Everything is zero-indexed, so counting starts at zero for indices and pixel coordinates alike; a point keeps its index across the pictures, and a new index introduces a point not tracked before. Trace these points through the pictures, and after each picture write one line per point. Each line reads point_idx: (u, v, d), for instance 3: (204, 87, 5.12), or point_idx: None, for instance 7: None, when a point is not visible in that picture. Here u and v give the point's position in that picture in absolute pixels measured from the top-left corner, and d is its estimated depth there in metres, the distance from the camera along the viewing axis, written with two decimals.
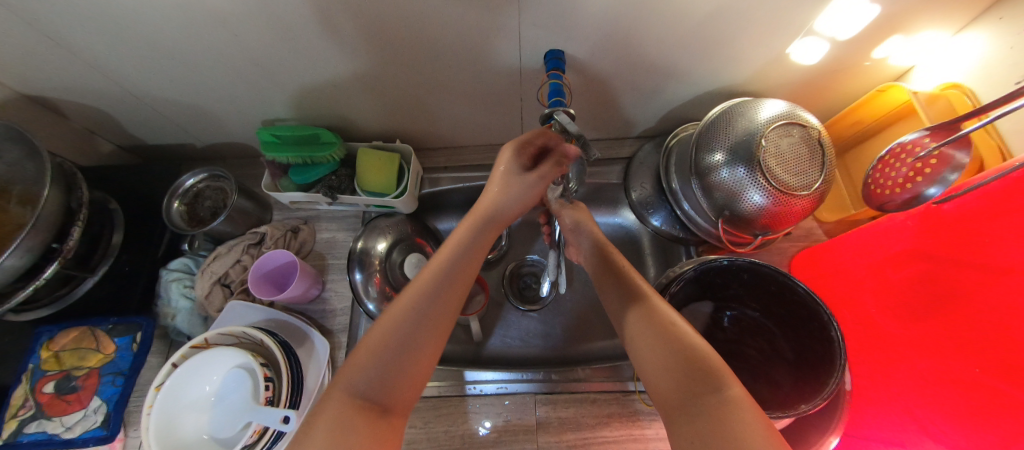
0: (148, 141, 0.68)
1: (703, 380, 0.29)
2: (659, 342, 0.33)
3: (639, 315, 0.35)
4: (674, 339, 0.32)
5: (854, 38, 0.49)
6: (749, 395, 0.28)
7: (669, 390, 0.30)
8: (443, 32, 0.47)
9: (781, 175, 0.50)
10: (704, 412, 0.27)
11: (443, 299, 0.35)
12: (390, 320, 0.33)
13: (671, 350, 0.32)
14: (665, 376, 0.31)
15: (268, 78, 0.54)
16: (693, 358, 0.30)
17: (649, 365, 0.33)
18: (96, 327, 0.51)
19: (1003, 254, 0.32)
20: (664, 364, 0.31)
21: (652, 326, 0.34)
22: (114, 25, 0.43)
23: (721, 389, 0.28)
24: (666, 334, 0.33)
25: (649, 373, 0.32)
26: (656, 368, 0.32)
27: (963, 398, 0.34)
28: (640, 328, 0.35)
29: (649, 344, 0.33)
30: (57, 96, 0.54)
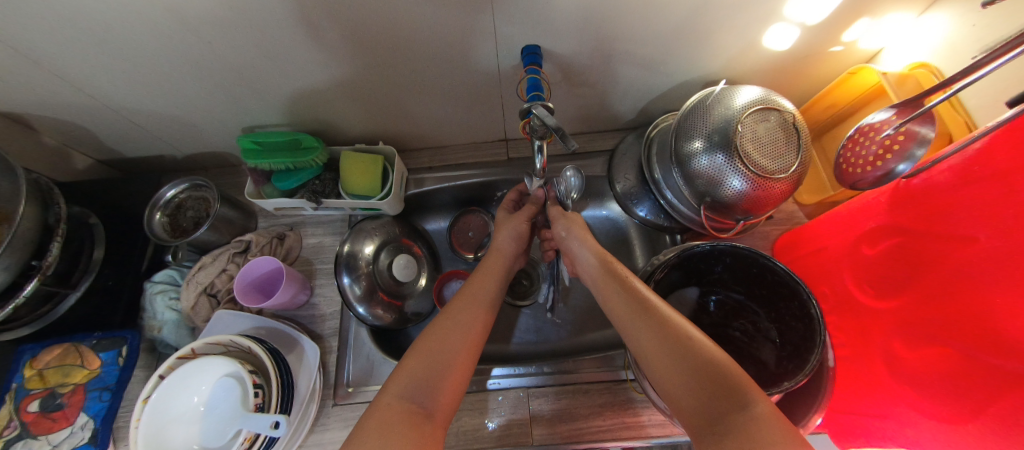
0: (127, 153, 0.67)
1: (732, 399, 0.30)
2: (679, 360, 0.34)
3: (655, 331, 0.37)
4: (695, 357, 0.34)
5: (821, 24, 0.50)
6: (775, 410, 0.29)
7: (695, 408, 0.32)
8: (419, 32, 0.47)
9: (759, 159, 0.51)
10: (731, 429, 0.29)
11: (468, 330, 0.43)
12: (428, 345, 0.41)
13: (693, 368, 0.33)
14: (689, 394, 0.33)
15: (245, 85, 0.54)
16: (719, 376, 0.32)
17: (671, 381, 0.34)
18: (80, 343, 0.51)
19: (968, 225, 0.33)
20: (687, 381, 0.33)
21: (670, 342, 0.36)
22: (84, 38, 0.43)
23: (748, 407, 0.29)
24: (686, 351, 0.35)
25: (672, 389, 0.34)
26: (681, 385, 0.33)
27: (934, 365, 0.35)
28: (656, 345, 0.37)
29: (670, 362, 0.35)
30: (30, 112, 0.54)
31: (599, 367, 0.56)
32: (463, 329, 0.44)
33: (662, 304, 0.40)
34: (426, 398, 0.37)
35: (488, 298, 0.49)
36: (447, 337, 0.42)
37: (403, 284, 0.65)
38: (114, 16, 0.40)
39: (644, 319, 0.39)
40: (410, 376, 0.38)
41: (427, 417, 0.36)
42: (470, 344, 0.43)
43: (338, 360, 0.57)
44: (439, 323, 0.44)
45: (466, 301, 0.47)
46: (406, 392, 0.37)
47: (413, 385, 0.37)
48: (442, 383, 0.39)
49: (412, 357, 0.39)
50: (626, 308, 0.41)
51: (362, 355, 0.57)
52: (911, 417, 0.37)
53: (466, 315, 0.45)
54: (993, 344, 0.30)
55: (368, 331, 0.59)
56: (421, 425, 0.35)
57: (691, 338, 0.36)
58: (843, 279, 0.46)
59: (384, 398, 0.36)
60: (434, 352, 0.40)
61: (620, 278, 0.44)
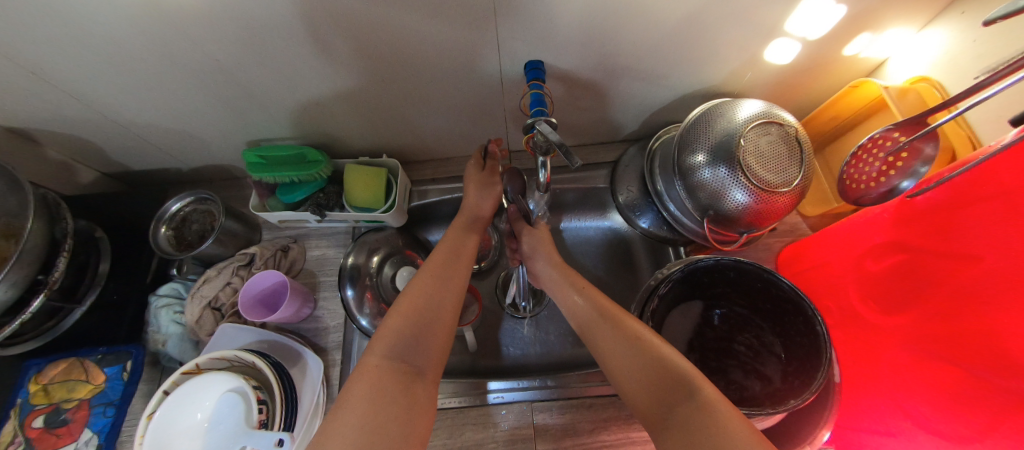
0: (133, 167, 0.67)
1: (680, 391, 0.32)
2: (631, 359, 0.36)
3: (611, 335, 0.39)
4: (645, 354, 0.36)
5: (822, 38, 0.51)
6: (720, 394, 0.31)
7: (651, 406, 0.34)
8: (423, 47, 0.47)
9: (762, 173, 0.51)
10: (684, 422, 0.30)
11: (447, 288, 0.44)
12: (408, 304, 0.41)
13: (644, 366, 0.35)
14: (643, 392, 0.35)
15: (252, 99, 0.54)
16: (666, 371, 0.34)
17: (628, 379, 0.36)
18: (84, 358, 0.51)
19: (972, 243, 0.33)
20: (642, 379, 0.35)
21: (624, 342, 0.38)
22: (93, 54, 0.43)
23: (694, 395, 0.31)
24: (636, 350, 0.37)
25: (630, 387, 0.36)
26: (637, 383, 0.35)
27: (939, 385, 0.35)
28: (613, 347, 0.38)
29: (626, 362, 0.37)
30: (38, 128, 0.54)
31: (602, 381, 0.55)
32: (446, 286, 0.44)
33: (615, 306, 0.42)
34: (416, 356, 0.38)
35: (467, 253, 0.49)
36: (432, 297, 0.42)
37: None
38: (123, 32, 0.41)
39: (602, 326, 0.40)
40: (396, 335, 0.38)
41: (418, 376, 0.36)
42: (455, 293, 0.44)
43: (342, 374, 0.57)
44: (420, 281, 0.43)
45: (444, 254, 0.47)
46: (393, 353, 0.37)
47: (398, 345, 0.37)
48: (427, 342, 0.39)
49: (395, 315, 0.39)
50: (588, 318, 0.43)
51: None
52: (920, 436, 0.36)
53: (447, 275, 0.45)
54: (999, 366, 0.30)
55: None
56: (412, 384, 0.35)
57: (642, 336, 0.37)
58: (849, 294, 0.46)
59: (369, 359, 0.36)
60: (421, 310, 0.40)
61: (585, 290, 0.46)
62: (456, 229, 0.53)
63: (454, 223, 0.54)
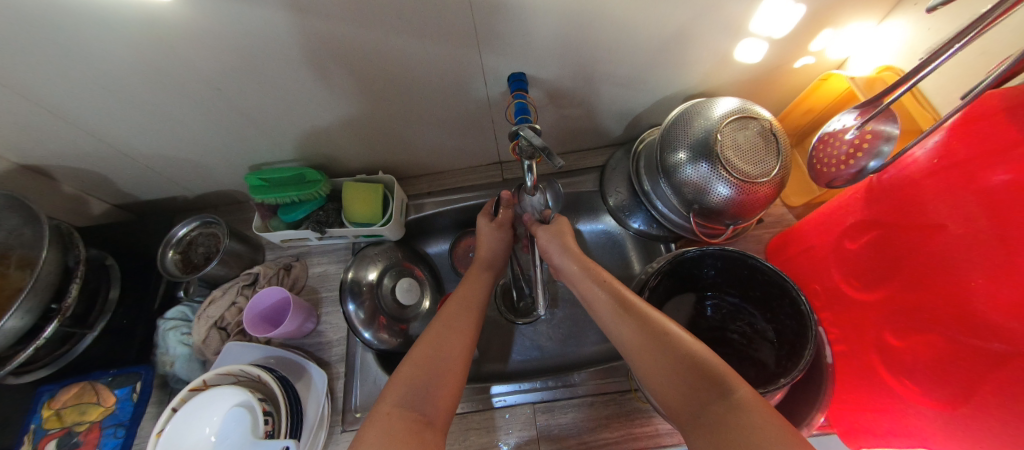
0: (142, 197, 0.71)
1: (711, 389, 0.32)
2: (660, 355, 0.36)
3: (636, 328, 0.39)
4: (676, 351, 0.35)
5: (786, 37, 0.54)
6: (754, 393, 0.31)
7: (683, 405, 0.33)
8: (410, 67, 0.51)
9: (741, 166, 0.53)
10: (718, 422, 0.30)
11: (452, 339, 0.45)
12: (418, 355, 0.42)
13: (677, 363, 0.35)
14: (674, 389, 0.34)
15: (253, 126, 0.58)
16: (699, 368, 0.33)
17: (658, 377, 0.35)
18: (96, 381, 0.52)
19: (939, 213, 0.35)
20: (672, 376, 0.34)
21: (650, 338, 0.37)
22: (106, 90, 0.47)
23: (729, 394, 0.31)
24: (665, 346, 0.36)
25: (658, 385, 0.35)
26: (667, 380, 0.35)
27: (923, 354, 0.36)
28: (638, 343, 0.38)
29: (654, 360, 0.36)
30: (54, 164, 0.58)
31: (603, 379, 0.56)
32: (452, 336, 0.45)
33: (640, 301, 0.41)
34: (425, 405, 0.38)
35: (478, 306, 0.51)
36: (443, 347, 0.43)
37: (407, 308, 0.67)
38: (131, 67, 0.44)
39: (625, 317, 0.40)
40: (407, 383, 0.39)
41: (427, 425, 0.36)
42: (462, 348, 0.44)
43: (346, 386, 0.57)
44: (432, 332, 0.45)
45: (456, 307, 0.49)
46: (405, 401, 0.38)
47: (410, 393, 0.38)
48: (437, 390, 0.39)
49: (407, 364, 0.41)
50: (608, 310, 0.42)
51: (369, 380, 0.58)
52: (910, 406, 0.37)
53: (455, 323, 0.47)
54: (973, 327, 0.32)
55: (374, 356, 0.60)
56: (422, 433, 0.35)
57: (670, 332, 0.37)
58: (832, 274, 0.47)
59: (382, 408, 0.37)
60: (430, 359, 0.41)
61: (605, 281, 0.45)
62: (473, 278, 0.56)
63: (468, 272, 0.58)
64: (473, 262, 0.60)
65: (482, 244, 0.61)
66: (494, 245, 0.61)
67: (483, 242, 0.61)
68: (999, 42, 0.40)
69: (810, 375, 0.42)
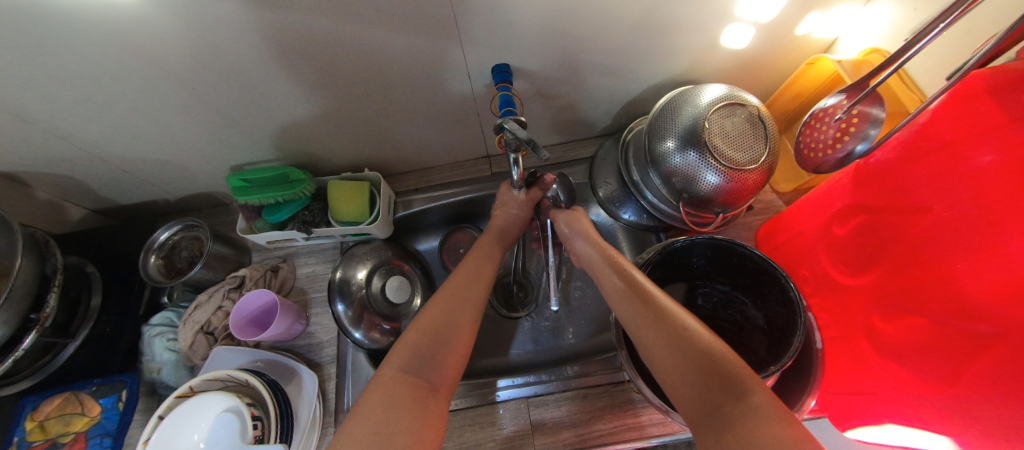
0: (121, 201, 0.69)
1: (726, 390, 0.31)
2: (675, 350, 0.34)
3: (651, 320, 0.38)
4: (693, 348, 0.34)
5: (773, 21, 0.53)
6: (773, 399, 0.29)
7: (694, 403, 0.32)
8: (391, 61, 0.49)
9: (729, 153, 0.52)
10: (731, 424, 0.28)
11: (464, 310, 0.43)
12: (425, 322, 0.41)
13: (691, 358, 0.33)
14: (686, 385, 0.33)
15: (231, 126, 0.56)
16: (716, 367, 0.32)
17: (671, 371, 0.34)
18: (79, 391, 0.51)
19: (925, 196, 0.34)
20: (686, 372, 0.33)
21: (667, 332, 0.36)
22: (72, 93, 0.45)
23: (746, 398, 0.29)
24: (682, 341, 0.35)
25: (670, 379, 0.34)
26: (680, 375, 0.33)
27: (915, 338, 0.36)
28: (654, 336, 0.37)
29: (667, 353, 0.35)
30: (25, 170, 0.56)
31: (596, 371, 0.56)
32: (462, 303, 0.44)
33: (660, 295, 0.40)
34: (429, 370, 0.37)
35: (488, 273, 0.51)
36: (453, 316, 0.42)
37: (398, 306, 0.66)
38: (98, 69, 0.43)
39: (640, 307, 0.39)
40: (413, 349, 0.38)
41: (432, 392, 0.36)
42: (469, 318, 0.43)
43: (337, 387, 0.57)
44: (441, 300, 0.44)
45: (466, 277, 0.48)
46: (409, 367, 0.37)
47: (414, 360, 0.38)
48: (443, 358, 0.39)
49: (413, 331, 0.40)
50: (623, 301, 0.41)
51: (361, 381, 0.57)
52: (899, 388, 0.37)
53: (469, 293, 0.46)
54: (962, 310, 0.32)
55: (366, 355, 0.59)
56: (425, 400, 0.35)
57: (688, 327, 0.36)
58: (819, 259, 0.47)
59: (385, 371, 0.37)
60: (438, 327, 0.41)
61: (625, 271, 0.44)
62: (485, 247, 0.55)
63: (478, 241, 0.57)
64: (485, 231, 0.59)
65: (499, 216, 0.60)
66: (512, 218, 0.60)
67: (500, 214, 0.60)
68: (984, 21, 0.39)
69: (797, 364, 0.42)
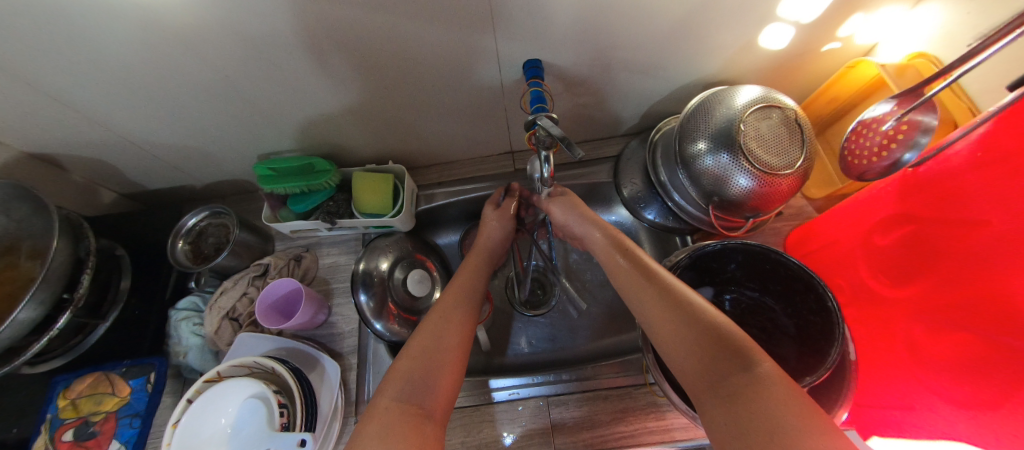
0: (149, 186, 0.70)
1: (732, 361, 0.31)
2: (681, 325, 0.35)
3: (659, 298, 0.38)
4: (699, 323, 0.34)
5: (815, 21, 0.51)
6: (780, 370, 0.29)
7: (700, 375, 0.32)
8: (423, 53, 0.49)
9: (764, 157, 0.51)
10: (737, 392, 0.28)
11: (449, 332, 0.43)
12: (413, 349, 0.41)
13: (698, 332, 0.33)
14: (692, 358, 0.33)
15: (262, 115, 0.56)
16: (722, 340, 0.32)
17: (676, 346, 0.35)
18: (110, 371, 0.52)
19: (983, 208, 0.33)
20: (692, 346, 0.33)
21: (673, 308, 0.36)
22: (111, 78, 0.46)
23: (752, 368, 0.29)
24: (688, 317, 0.35)
25: (675, 353, 0.34)
26: (685, 349, 0.34)
27: (962, 354, 0.34)
28: (660, 313, 0.37)
29: (675, 329, 0.35)
30: (60, 152, 0.57)
31: (617, 372, 0.56)
32: (450, 327, 0.44)
33: (667, 274, 0.40)
34: (424, 397, 0.37)
35: (476, 298, 0.50)
36: (440, 340, 0.42)
37: (418, 299, 0.66)
38: (136, 54, 0.43)
39: (648, 287, 0.39)
40: (405, 377, 0.38)
41: (427, 417, 0.35)
42: (458, 343, 0.43)
43: (358, 377, 0.57)
44: (429, 324, 0.44)
45: (454, 300, 0.48)
46: (403, 394, 0.36)
47: (409, 386, 0.37)
48: (436, 382, 0.38)
49: (406, 357, 0.39)
50: (631, 282, 0.42)
51: (382, 372, 0.57)
52: (940, 406, 0.36)
53: (453, 315, 0.46)
54: (1017, 328, 0.30)
55: (386, 347, 0.59)
56: (421, 425, 0.34)
57: (695, 304, 0.36)
58: (858, 270, 0.46)
59: (379, 402, 0.36)
60: (428, 352, 0.40)
61: (631, 254, 0.44)
62: (469, 267, 0.55)
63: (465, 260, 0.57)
64: (470, 251, 0.58)
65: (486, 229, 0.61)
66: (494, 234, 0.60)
67: (486, 227, 0.61)
68: None
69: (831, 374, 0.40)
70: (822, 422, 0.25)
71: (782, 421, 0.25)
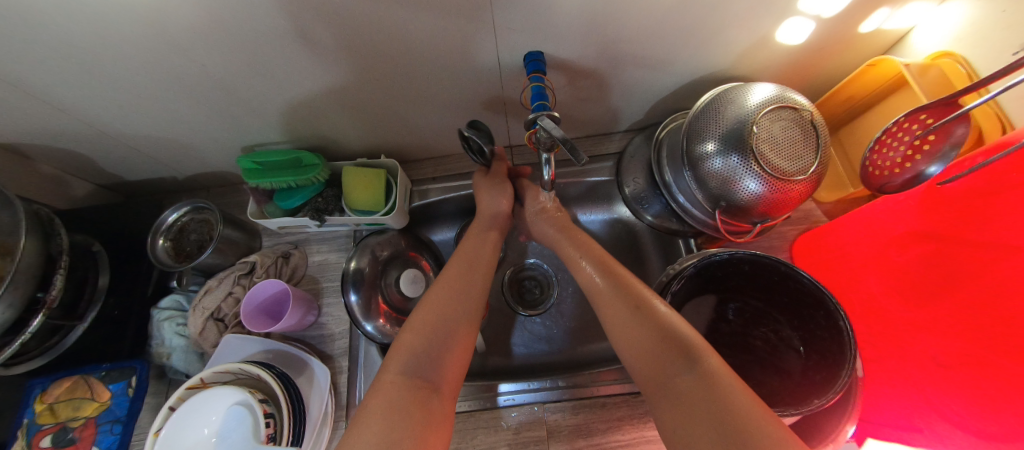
0: (128, 177, 0.66)
1: (680, 357, 0.31)
2: (633, 321, 0.35)
3: (615, 296, 0.38)
4: (651, 318, 0.35)
5: (838, 16, 0.48)
6: (725, 365, 0.30)
7: (649, 367, 0.33)
8: (417, 43, 0.45)
9: (776, 161, 0.48)
10: (684, 388, 0.29)
11: (461, 304, 0.42)
12: (418, 327, 0.38)
13: (649, 330, 0.34)
14: (642, 354, 0.33)
15: (244, 106, 0.53)
16: (670, 338, 0.33)
17: (629, 344, 0.35)
18: (88, 375, 0.50)
19: (1010, 233, 0.31)
20: (642, 342, 0.34)
21: (628, 308, 0.37)
22: (78, 68, 0.42)
23: (699, 362, 0.30)
24: (642, 313, 0.35)
25: (629, 352, 0.35)
26: (636, 347, 0.34)
27: (972, 378, 0.33)
28: (614, 310, 0.38)
29: (628, 326, 0.36)
30: (27, 142, 0.53)
31: (614, 379, 0.55)
32: (461, 298, 0.42)
33: (623, 272, 0.41)
34: (430, 372, 0.35)
35: (483, 263, 0.49)
36: (446, 313, 0.40)
37: (411, 301, 0.64)
38: (99, 41, 0.39)
39: (607, 287, 0.40)
40: (409, 351, 0.36)
41: (433, 391, 0.34)
42: (467, 315, 0.41)
43: (349, 380, 0.56)
44: (434, 296, 0.42)
45: (461, 267, 0.46)
46: (409, 368, 0.35)
47: (414, 360, 0.35)
48: (443, 357, 0.37)
49: (409, 332, 0.38)
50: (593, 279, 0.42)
51: (373, 375, 0.56)
52: (951, 433, 0.34)
53: (464, 288, 0.44)
54: None
55: (378, 350, 0.58)
56: (426, 400, 0.33)
57: (647, 301, 0.36)
58: (871, 285, 0.45)
59: (384, 376, 0.34)
60: (435, 325, 0.39)
61: (597, 258, 0.45)
62: (475, 233, 0.53)
63: (473, 224, 0.56)
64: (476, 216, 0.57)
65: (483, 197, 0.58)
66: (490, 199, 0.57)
67: (482, 199, 0.58)
68: None
69: (822, 363, 0.41)
70: (765, 419, 0.26)
71: (733, 419, 0.26)
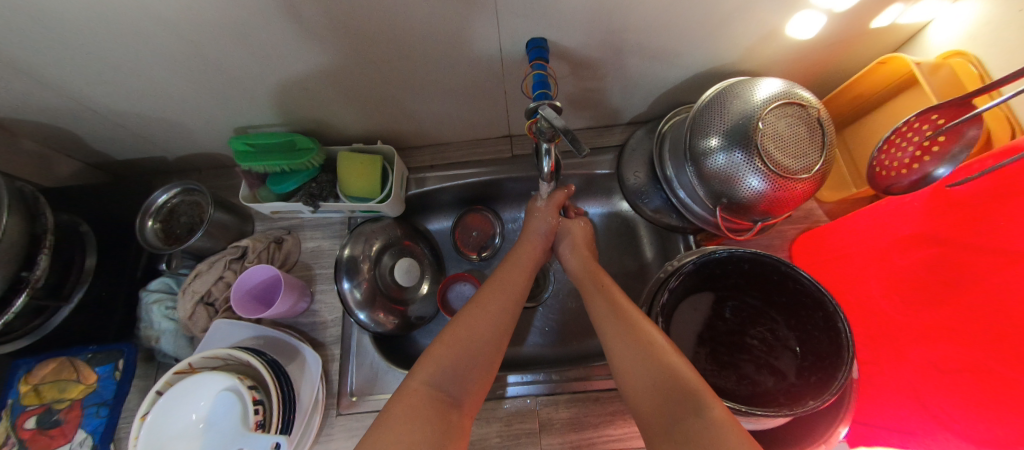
0: (116, 156, 0.64)
1: (685, 405, 0.30)
2: (641, 365, 0.35)
3: (624, 336, 0.38)
4: (658, 362, 0.34)
5: (849, 11, 0.46)
6: (728, 415, 0.29)
7: (655, 413, 0.31)
8: (415, 26, 0.43)
9: (780, 158, 0.47)
10: (687, 435, 0.28)
11: (495, 323, 0.41)
12: (451, 341, 0.38)
13: (655, 377, 0.33)
14: (649, 399, 0.32)
15: (235, 86, 0.51)
16: (675, 385, 0.32)
17: (636, 387, 0.34)
18: (74, 357, 0.49)
19: (1013, 238, 0.31)
20: (649, 387, 0.33)
21: (637, 348, 0.36)
22: (59, 41, 0.40)
23: (702, 411, 0.29)
24: (649, 357, 0.35)
25: (636, 395, 0.34)
26: (644, 391, 0.33)
27: (970, 385, 0.33)
28: (623, 350, 0.37)
29: (635, 372, 0.35)
30: (9, 117, 0.51)
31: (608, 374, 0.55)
32: (496, 318, 0.42)
33: (634, 311, 0.40)
34: (454, 387, 0.35)
35: (521, 278, 0.48)
36: (476, 328, 0.40)
37: (405, 289, 0.64)
38: (80, 13, 0.37)
39: (616, 325, 0.39)
40: (437, 363, 0.36)
41: (453, 406, 0.34)
42: (499, 331, 0.41)
43: (341, 369, 0.56)
44: (467, 312, 0.42)
45: (496, 286, 0.46)
46: (434, 379, 0.35)
47: (442, 372, 0.36)
48: (469, 374, 0.37)
49: (442, 343, 0.38)
50: (606, 316, 0.41)
51: (366, 363, 0.56)
52: (944, 437, 0.34)
53: (495, 305, 0.43)
54: None
55: (370, 339, 0.57)
56: (447, 415, 0.32)
57: (655, 343, 0.36)
58: (874, 287, 0.45)
59: (411, 383, 0.34)
60: (466, 341, 0.39)
61: (609, 295, 0.44)
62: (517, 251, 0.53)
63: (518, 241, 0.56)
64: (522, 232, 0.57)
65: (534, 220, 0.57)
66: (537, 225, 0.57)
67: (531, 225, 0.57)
68: None
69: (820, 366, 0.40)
70: None
71: None
